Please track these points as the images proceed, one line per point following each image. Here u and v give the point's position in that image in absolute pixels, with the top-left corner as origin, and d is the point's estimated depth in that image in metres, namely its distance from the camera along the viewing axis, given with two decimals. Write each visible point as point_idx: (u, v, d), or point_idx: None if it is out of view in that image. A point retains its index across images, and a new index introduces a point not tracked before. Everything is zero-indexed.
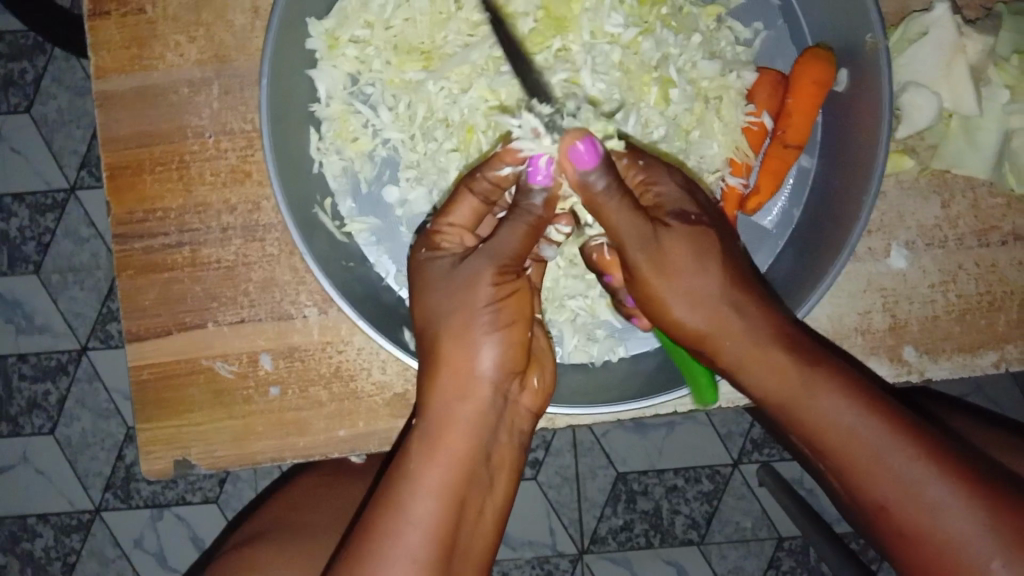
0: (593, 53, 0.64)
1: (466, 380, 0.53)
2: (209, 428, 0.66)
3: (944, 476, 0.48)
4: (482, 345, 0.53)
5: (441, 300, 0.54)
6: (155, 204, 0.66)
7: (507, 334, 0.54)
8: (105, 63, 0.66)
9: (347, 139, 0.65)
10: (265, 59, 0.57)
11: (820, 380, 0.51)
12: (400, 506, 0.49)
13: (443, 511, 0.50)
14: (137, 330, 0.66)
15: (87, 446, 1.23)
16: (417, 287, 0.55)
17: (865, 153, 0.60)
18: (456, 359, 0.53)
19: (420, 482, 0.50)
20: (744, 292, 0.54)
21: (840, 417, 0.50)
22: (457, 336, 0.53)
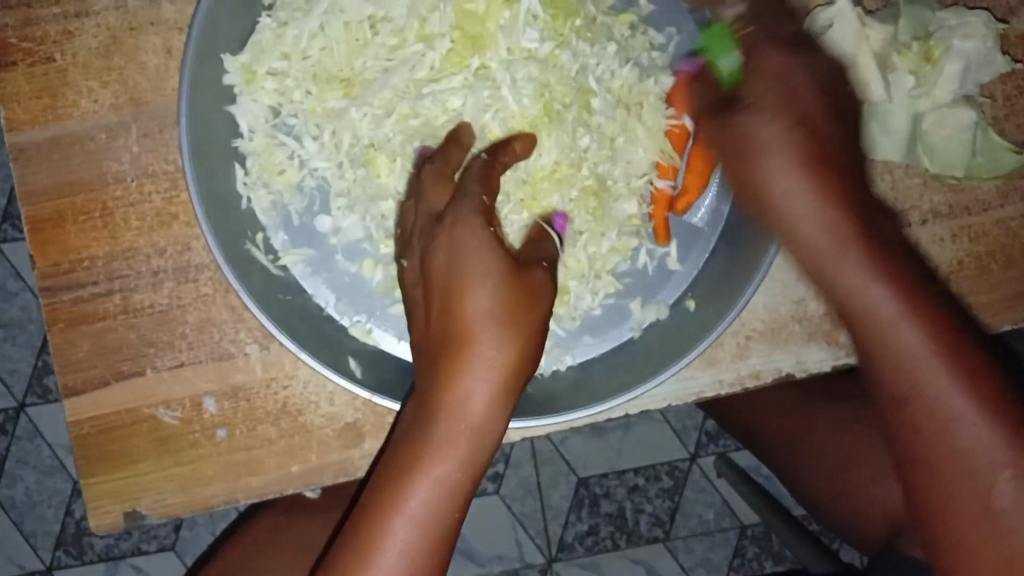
0: (513, 70, 0.63)
1: (494, 362, 0.52)
2: (158, 478, 0.65)
3: (964, 389, 0.53)
4: (498, 344, 0.52)
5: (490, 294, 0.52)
6: (81, 253, 0.65)
7: (522, 340, 0.53)
8: (17, 114, 0.64)
9: (273, 172, 0.64)
10: (183, 98, 0.57)
11: (830, 244, 0.57)
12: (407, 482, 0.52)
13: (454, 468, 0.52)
14: (73, 383, 0.65)
15: (34, 506, 1.19)
16: (456, 281, 0.52)
17: None
18: (473, 359, 0.52)
19: (429, 473, 0.52)
20: (807, 174, 0.57)
21: (877, 303, 0.55)
22: (479, 324, 0.52)
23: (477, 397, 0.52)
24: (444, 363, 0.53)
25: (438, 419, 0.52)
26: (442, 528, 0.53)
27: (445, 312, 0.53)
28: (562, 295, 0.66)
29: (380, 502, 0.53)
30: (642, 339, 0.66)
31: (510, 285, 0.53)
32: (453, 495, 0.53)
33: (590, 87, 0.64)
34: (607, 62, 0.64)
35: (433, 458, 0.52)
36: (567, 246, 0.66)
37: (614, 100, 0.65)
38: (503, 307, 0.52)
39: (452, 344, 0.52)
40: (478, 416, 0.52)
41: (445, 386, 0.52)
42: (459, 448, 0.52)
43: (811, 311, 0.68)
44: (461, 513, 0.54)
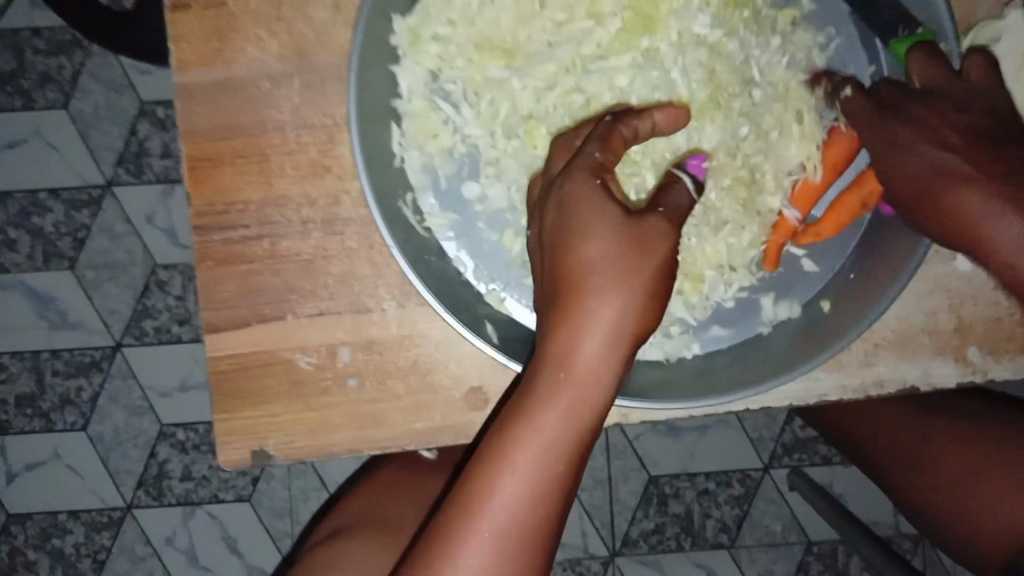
0: (683, 56, 0.65)
1: (603, 318, 0.51)
2: (287, 420, 0.67)
3: None
4: (607, 300, 0.51)
5: (601, 246, 0.51)
6: (235, 196, 0.67)
7: (630, 295, 0.51)
8: (186, 55, 0.66)
9: (427, 136, 0.66)
10: (354, 53, 0.59)
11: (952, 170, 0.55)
12: (512, 441, 0.50)
13: (561, 428, 0.50)
14: (215, 320, 0.67)
15: (120, 444, 1.22)
16: (568, 230, 0.52)
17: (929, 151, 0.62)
18: (586, 309, 0.50)
19: (536, 427, 0.50)
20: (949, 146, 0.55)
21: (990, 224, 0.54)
22: (589, 276, 0.51)
23: (588, 350, 0.51)
24: (557, 316, 0.52)
25: (548, 372, 0.51)
26: (550, 490, 0.50)
27: (556, 261, 0.52)
28: (698, 283, 0.67)
29: (484, 459, 0.50)
30: (772, 334, 0.66)
31: (627, 238, 0.52)
32: (562, 456, 0.50)
33: (753, 78, 0.66)
34: (768, 53, 0.66)
35: (542, 411, 0.50)
36: (710, 236, 0.67)
37: (773, 95, 0.66)
38: (615, 261, 0.51)
39: (565, 295, 0.51)
40: (590, 371, 0.51)
41: (554, 338, 0.51)
42: (569, 404, 0.50)
43: (942, 325, 0.68)
44: (570, 481, 0.51)
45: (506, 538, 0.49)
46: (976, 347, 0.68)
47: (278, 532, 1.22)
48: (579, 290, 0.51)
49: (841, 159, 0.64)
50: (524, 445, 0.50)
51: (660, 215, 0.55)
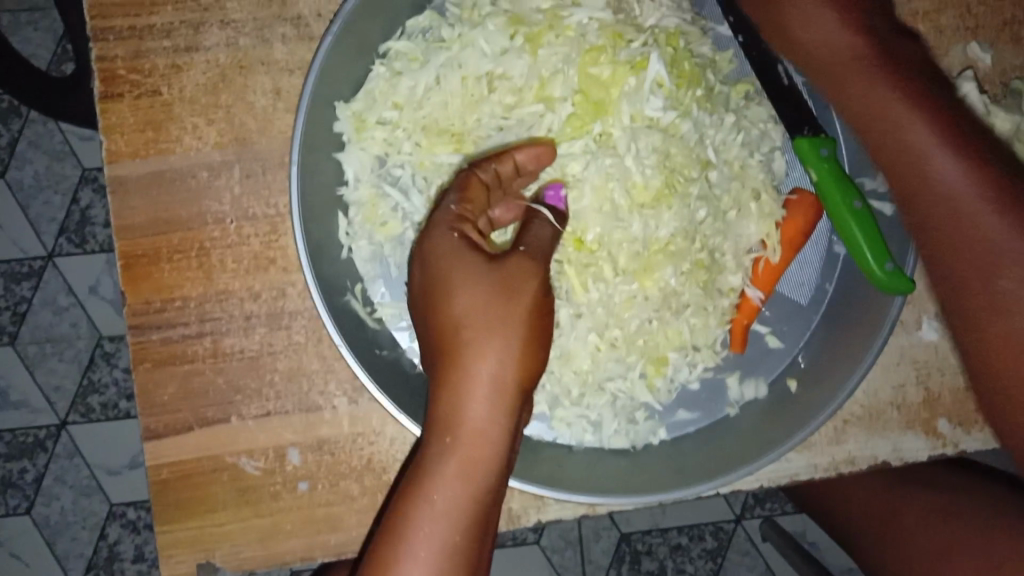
0: (636, 141, 0.61)
1: (486, 376, 0.49)
2: (236, 528, 0.63)
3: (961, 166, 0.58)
4: (485, 356, 0.49)
5: (470, 300, 0.50)
6: (174, 292, 0.63)
7: (511, 346, 0.50)
8: (118, 147, 0.63)
9: (375, 224, 0.63)
10: (295, 147, 0.57)
11: (919, 130, 0.59)
12: (409, 518, 0.49)
13: (461, 496, 0.49)
14: (154, 426, 0.63)
15: (68, 526, 1.16)
16: (437, 286, 0.51)
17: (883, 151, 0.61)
18: (463, 370, 0.49)
19: (432, 506, 0.49)
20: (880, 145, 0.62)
21: (940, 160, 0.59)
22: (466, 333, 0.50)
23: (474, 414, 0.49)
24: (440, 379, 0.50)
25: (436, 443, 0.50)
26: (456, 566, 0.49)
27: (433, 319, 0.52)
28: (661, 365, 0.64)
29: (386, 540, 0.50)
30: (739, 417, 0.65)
31: (494, 287, 0.51)
32: (462, 528, 0.49)
33: (709, 157, 0.63)
34: (724, 131, 0.63)
35: (436, 487, 0.49)
36: (673, 318, 0.64)
37: (730, 174, 0.63)
38: (490, 313, 0.50)
39: (445, 355, 0.50)
40: (478, 436, 0.49)
41: (439, 403, 0.50)
42: (462, 473, 0.49)
43: (910, 398, 0.66)
44: (477, 546, 0.50)
45: None
46: (945, 419, 0.66)
47: None
48: (458, 352, 0.50)
49: (798, 237, 0.64)
50: (422, 525, 0.49)
51: (528, 252, 0.53)
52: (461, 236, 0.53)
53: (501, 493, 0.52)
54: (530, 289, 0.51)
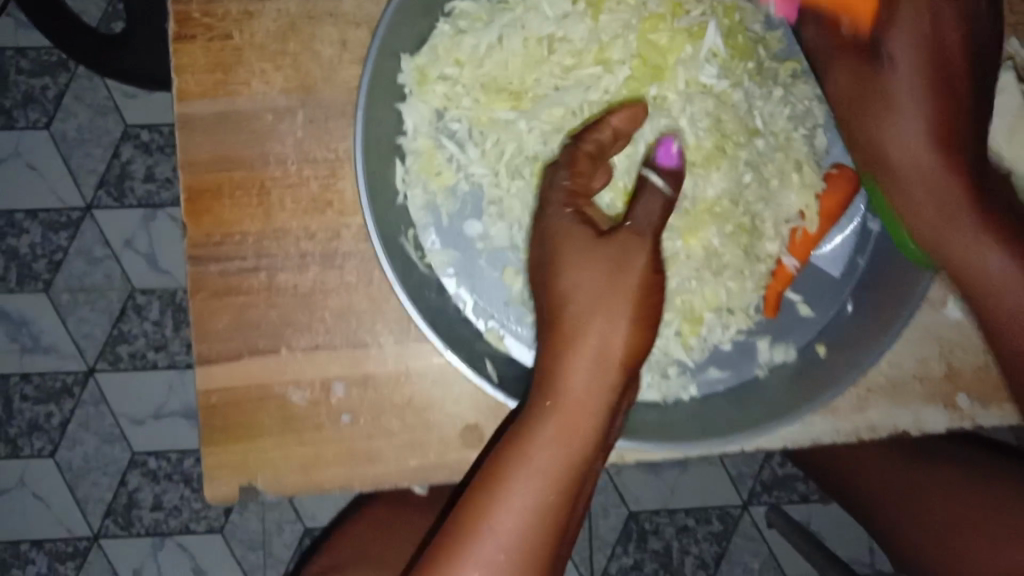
0: (690, 105, 0.65)
1: (594, 347, 0.55)
2: (279, 455, 0.66)
3: (949, 168, 0.57)
4: (598, 330, 0.55)
5: (581, 276, 0.56)
6: (234, 227, 0.66)
7: (620, 321, 0.56)
8: (188, 86, 0.66)
9: (431, 173, 0.66)
10: (362, 95, 0.60)
11: (919, 149, 0.57)
12: (507, 471, 0.54)
13: (559, 457, 0.54)
14: (208, 354, 0.66)
15: (89, 471, 1.19)
16: (552, 266, 0.58)
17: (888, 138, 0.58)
18: (577, 340, 0.55)
19: (531, 465, 0.54)
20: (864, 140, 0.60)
21: (988, 257, 0.57)
22: (580, 307, 0.56)
23: (578, 386, 0.55)
24: (551, 349, 0.57)
25: (540, 404, 0.56)
26: (542, 523, 0.54)
27: (550, 295, 0.58)
28: (696, 325, 0.67)
29: (482, 487, 0.55)
30: (769, 377, 0.67)
31: (604, 267, 0.56)
32: (555, 487, 0.54)
33: (756, 127, 0.66)
34: (772, 104, 0.66)
35: (536, 448, 0.54)
36: (711, 278, 0.67)
37: (775, 144, 0.67)
38: (601, 290, 0.56)
39: (559, 327, 0.57)
40: (581, 407, 0.55)
41: (550, 369, 0.56)
42: (562, 438, 0.54)
43: (933, 371, 0.68)
44: (568, 510, 0.55)
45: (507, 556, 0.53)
46: (966, 394, 0.69)
47: (250, 565, 1.19)
48: (573, 330, 0.56)
49: (836, 209, 0.66)
50: (519, 478, 0.54)
51: (631, 229, 0.57)
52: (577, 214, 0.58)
53: (596, 466, 0.57)
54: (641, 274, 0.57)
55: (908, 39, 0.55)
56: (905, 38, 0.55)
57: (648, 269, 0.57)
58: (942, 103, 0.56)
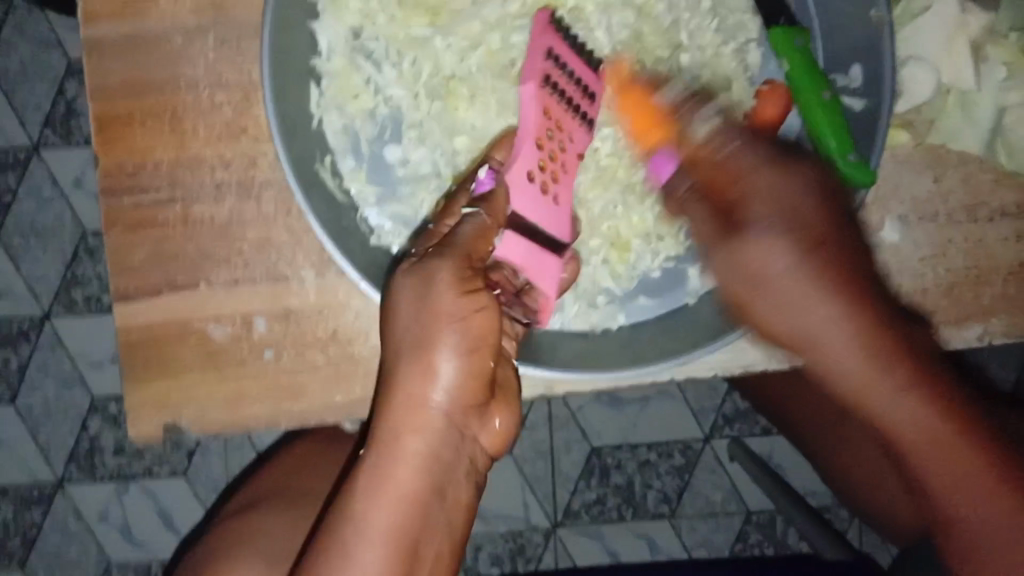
0: (607, 15, 0.67)
1: (434, 384, 0.52)
2: (202, 391, 0.65)
3: (878, 367, 0.54)
4: (442, 367, 0.52)
5: (402, 325, 0.53)
6: (147, 156, 0.64)
7: (465, 350, 0.52)
8: (94, 8, 0.63)
9: (348, 96, 0.64)
10: (269, 10, 0.56)
11: (794, 280, 0.55)
12: (349, 524, 0.52)
13: (400, 495, 0.52)
14: (126, 287, 0.65)
15: (49, 416, 1.18)
16: (387, 317, 0.55)
17: (759, 211, 0.56)
18: (412, 385, 0.52)
19: (366, 534, 0.52)
20: (789, 235, 0.55)
21: (880, 387, 0.54)
22: (406, 370, 0.53)
23: (411, 447, 0.52)
24: (388, 396, 0.54)
25: (375, 451, 0.53)
26: (399, 558, 0.52)
27: (388, 342, 0.55)
28: (624, 251, 0.68)
29: (326, 544, 0.52)
30: (697, 305, 0.66)
31: (414, 301, 0.53)
32: (410, 526, 0.52)
33: (684, 42, 0.67)
34: (699, 16, 0.67)
35: (367, 515, 0.52)
36: (636, 206, 0.69)
37: (702, 58, 0.67)
38: (422, 321, 0.52)
39: (389, 380, 0.54)
40: (408, 463, 0.52)
41: (388, 413, 0.53)
42: (395, 505, 0.52)
43: None
44: (427, 536, 0.53)
45: None
46: None
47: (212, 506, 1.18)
48: (400, 378, 0.53)
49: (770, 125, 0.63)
50: (358, 547, 0.51)
51: (447, 254, 0.54)
52: (428, 258, 0.54)
53: (447, 493, 0.54)
54: (479, 337, 0.53)
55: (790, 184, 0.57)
56: (753, 165, 0.57)
57: (464, 296, 0.52)
58: (818, 227, 0.56)
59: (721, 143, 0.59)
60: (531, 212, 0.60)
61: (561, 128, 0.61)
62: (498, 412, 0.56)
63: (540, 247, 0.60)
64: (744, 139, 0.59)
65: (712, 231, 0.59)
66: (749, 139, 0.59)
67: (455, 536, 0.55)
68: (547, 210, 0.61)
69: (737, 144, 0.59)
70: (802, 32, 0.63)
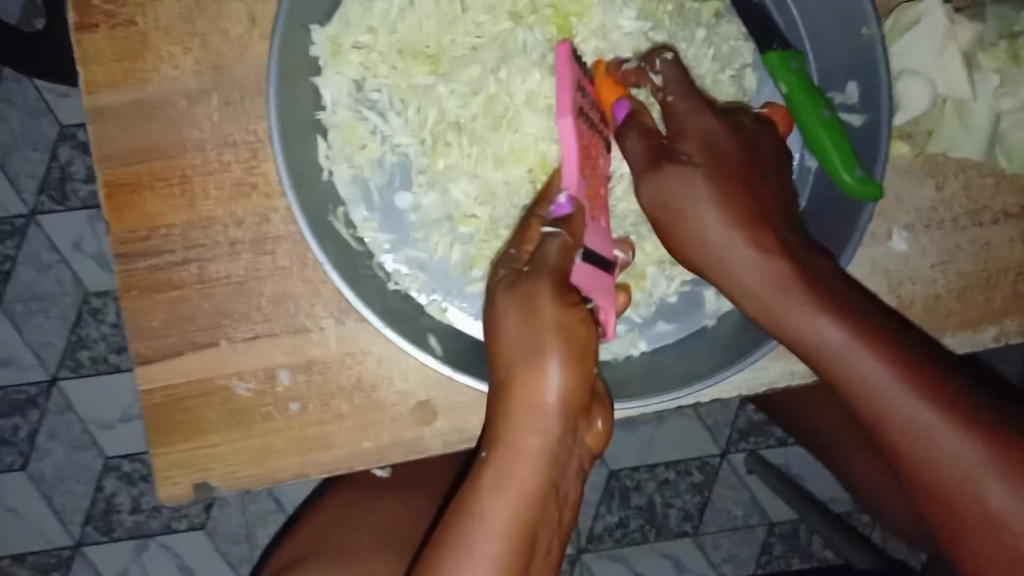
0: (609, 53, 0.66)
1: (548, 391, 0.51)
2: (228, 449, 0.65)
3: (879, 361, 0.53)
4: (555, 374, 0.51)
5: (511, 333, 0.53)
6: (158, 220, 0.64)
7: (577, 352, 0.52)
8: (95, 77, 0.63)
9: (355, 146, 0.65)
10: (272, 67, 0.57)
11: (730, 240, 0.56)
12: (467, 536, 0.50)
13: (518, 505, 0.51)
14: (145, 352, 0.64)
15: (63, 481, 1.16)
16: (493, 326, 0.55)
17: (674, 190, 0.56)
18: (524, 389, 0.52)
19: (486, 529, 0.50)
20: (731, 138, 0.57)
21: (788, 309, 0.55)
22: (522, 372, 0.52)
23: (531, 445, 0.51)
24: (504, 407, 0.53)
25: (492, 456, 0.52)
26: (516, 571, 0.50)
27: (497, 349, 0.54)
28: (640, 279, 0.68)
29: (440, 551, 0.51)
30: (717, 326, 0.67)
31: (519, 306, 0.53)
32: (522, 538, 0.50)
33: (684, 70, 0.67)
34: (696, 46, 0.67)
35: (489, 509, 0.51)
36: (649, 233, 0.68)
37: (703, 87, 0.67)
38: (533, 325, 0.52)
39: (502, 388, 0.53)
40: (527, 462, 0.51)
41: (506, 418, 0.52)
42: (518, 499, 0.51)
43: (883, 305, 0.68)
44: (539, 544, 0.52)
45: None
46: (918, 325, 0.68)
47: (235, 558, 1.17)
48: (518, 383, 0.52)
49: None
50: (478, 542, 0.50)
51: (543, 268, 0.54)
52: (534, 266, 0.54)
53: (559, 498, 0.53)
54: (582, 332, 0.52)
55: (699, 134, 0.57)
56: (688, 109, 0.58)
57: (570, 308, 0.52)
58: (741, 165, 0.56)
59: (666, 91, 0.59)
60: (585, 233, 0.58)
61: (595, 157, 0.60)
62: (599, 415, 0.55)
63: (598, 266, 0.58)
64: (665, 154, 0.57)
65: (642, 163, 0.58)
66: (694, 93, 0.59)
67: (562, 532, 0.55)
68: (598, 229, 0.59)
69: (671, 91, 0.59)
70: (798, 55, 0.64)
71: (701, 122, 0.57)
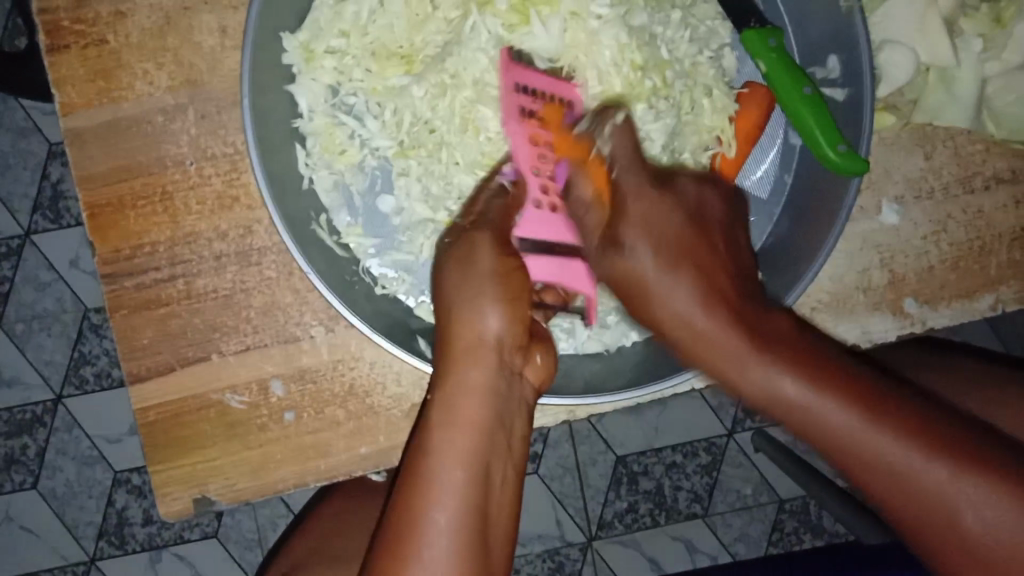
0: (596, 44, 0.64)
1: (487, 325, 0.53)
2: (226, 462, 0.65)
3: (842, 406, 0.51)
4: (491, 310, 0.53)
5: (448, 281, 0.56)
6: (142, 238, 0.64)
7: (511, 290, 0.54)
8: (71, 98, 0.63)
9: (334, 153, 0.64)
10: (244, 79, 0.56)
11: (693, 310, 0.56)
12: (427, 473, 0.50)
13: (472, 439, 0.51)
14: (137, 370, 0.64)
15: (74, 497, 1.17)
16: (437, 281, 0.57)
17: (637, 253, 0.58)
18: (464, 323, 0.53)
19: (444, 460, 0.50)
20: (655, 194, 0.60)
21: (748, 373, 0.54)
22: (463, 307, 0.54)
23: (475, 376, 0.52)
24: (445, 349, 0.54)
25: (437, 398, 0.53)
26: (477, 503, 0.50)
27: (438, 298, 0.57)
28: None
29: (403, 499, 0.50)
30: None
31: (457, 258, 0.56)
32: (478, 469, 0.50)
33: (665, 57, 0.66)
34: (672, 29, 0.66)
35: (440, 443, 0.51)
36: None
37: (683, 72, 0.66)
38: (472, 268, 0.55)
39: (444, 334, 0.55)
40: (471, 394, 0.52)
41: (448, 357, 0.53)
42: (470, 433, 0.51)
43: (876, 280, 0.68)
44: (500, 480, 0.52)
45: (451, 541, 0.48)
46: (912, 298, 0.68)
47: (249, 564, 1.18)
48: (456, 326, 0.54)
49: (753, 130, 0.66)
50: (441, 471, 0.50)
51: (483, 227, 0.57)
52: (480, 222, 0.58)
53: (512, 435, 0.53)
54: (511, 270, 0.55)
55: (646, 209, 0.59)
56: (638, 188, 0.60)
57: (502, 257, 0.55)
58: (686, 238, 0.59)
59: (614, 162, 0.61)
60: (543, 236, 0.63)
61: (555, 149, 0.63)
62: (538, 351, 0.57)
63: (565, 257, 0.64)
64: (597, 250, 0.61)
65: (597, 246, 0.61)
66: (638, 180, 0.60)
67: (517, 468, 0.54)
68: (562, 225, 0.63)
69: (619, 163, 0.61)
70: (776, 33, 0.63)
71: (631, 179, 0.60)
